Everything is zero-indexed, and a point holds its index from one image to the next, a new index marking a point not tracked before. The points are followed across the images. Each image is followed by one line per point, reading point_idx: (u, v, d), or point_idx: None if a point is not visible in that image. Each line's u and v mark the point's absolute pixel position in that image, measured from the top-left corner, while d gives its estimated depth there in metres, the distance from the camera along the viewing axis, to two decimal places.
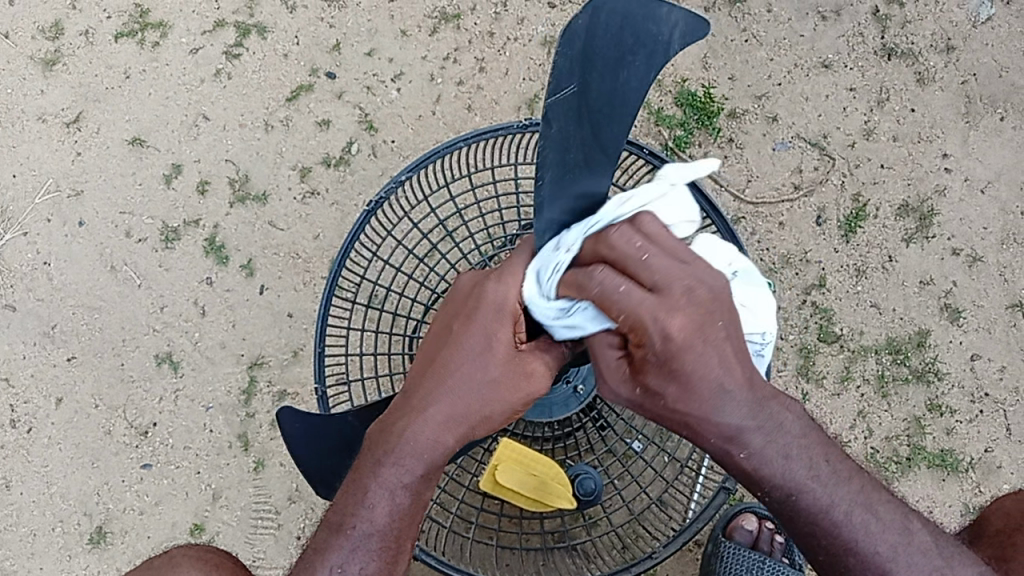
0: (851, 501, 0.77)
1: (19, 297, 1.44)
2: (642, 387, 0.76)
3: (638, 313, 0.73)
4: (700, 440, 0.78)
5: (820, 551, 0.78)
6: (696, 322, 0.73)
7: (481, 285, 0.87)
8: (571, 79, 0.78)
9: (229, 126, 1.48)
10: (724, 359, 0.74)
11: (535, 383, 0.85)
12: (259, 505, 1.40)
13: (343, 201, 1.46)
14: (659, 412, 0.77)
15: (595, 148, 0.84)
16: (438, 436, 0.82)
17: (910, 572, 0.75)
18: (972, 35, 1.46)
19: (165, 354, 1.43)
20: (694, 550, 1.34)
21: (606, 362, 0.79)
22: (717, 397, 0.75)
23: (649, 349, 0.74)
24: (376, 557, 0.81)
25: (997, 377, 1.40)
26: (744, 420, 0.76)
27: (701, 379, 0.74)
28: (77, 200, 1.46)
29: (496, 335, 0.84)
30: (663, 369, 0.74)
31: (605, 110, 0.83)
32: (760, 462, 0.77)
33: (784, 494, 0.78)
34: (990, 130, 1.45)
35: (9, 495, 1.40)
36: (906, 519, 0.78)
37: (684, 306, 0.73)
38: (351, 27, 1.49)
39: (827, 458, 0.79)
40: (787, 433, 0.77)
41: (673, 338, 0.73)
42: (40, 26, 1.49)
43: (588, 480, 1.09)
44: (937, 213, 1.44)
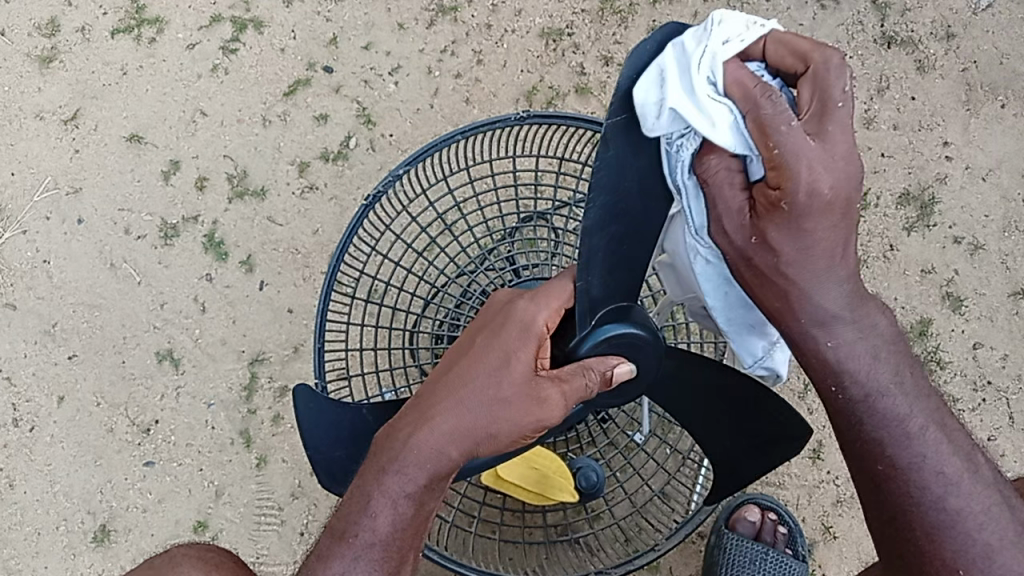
0: (928, 417, 0.78)
1: (20, 296, 1.44)
2: (759, 239, 0.75)
3: (796, 155, 0.70)
4: (790, 317, 0.77)
5: (879, 461, 0.77)
6: (843, 192, 0.72)
7: (510, 303, 0.84)
8: (629, 109, 0.77)
9: (227, 121, 1.47)
10: (847, 236, 0.74)
11: (548, 409, 0.80)
12: (262, 501, 1.39)
13: (341, 196, 1.46)
14: (767, 273, 0.76)
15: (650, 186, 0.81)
16: (446, 449, 0.78)
17: (971, 499, 0.75)
18: (973, 22, 1.46)
19: (166, 351, 1.43)
20: (697, 542, 1.34)
21: (726, 199, 0.77)
22: (826, 273, 0.75)
23: (790, 194, 0.71)
24: (377, 567, 0.78)
25: (999, 365, 1.40)
26: (843, 308, 0.76)
27: (817, 247, 0.73)
28: (76, 198, 1.46)
29: (514, 354, 0.81)
30: (792, 226, 0.73)
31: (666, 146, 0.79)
32: (846, 354, 0.77)
33: (862, 393, 0.77)
34: (991, 117, 1.45)
35: (13, 493, 1.40)
36: (974, 452, 0.78)
37: (843, 169, 0.71)
38: (348, 21, 1.49)
39: (914, 372, 0.79)
40: (879, 335, 0.78)
41: (818, 195, 0.71)
42: (37, 23, 1.49)
43: (592, 472, 1.08)
44: (938, 201, 1.43)
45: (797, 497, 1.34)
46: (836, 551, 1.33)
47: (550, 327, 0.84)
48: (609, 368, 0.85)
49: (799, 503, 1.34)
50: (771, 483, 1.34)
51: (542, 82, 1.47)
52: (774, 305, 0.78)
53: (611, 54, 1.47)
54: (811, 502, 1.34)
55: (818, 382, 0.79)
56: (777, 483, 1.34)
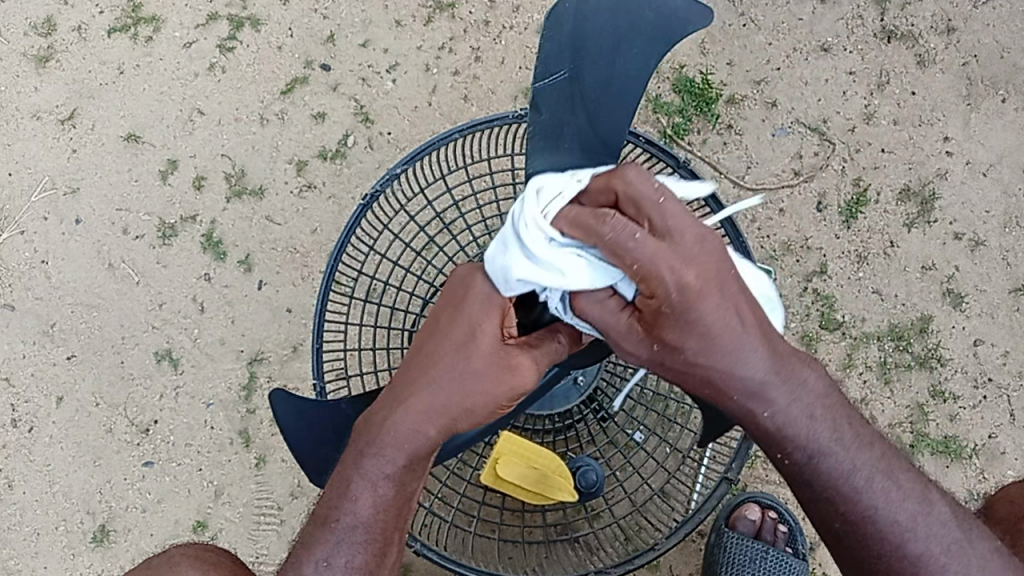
0: (872, 467, 0.76)
1: (18, 297, 1.44)
2: (661, 344, 0.73)
3: (653, 261, 0.70)
4: (725, 399, 0.75)
5: (837, 519, 0.77)
6: (712, 271, 0.71)
7: (470, 277, 0.85)
8: (562, 66, 0.85)
9: (224, 120, 1.47)
10: (743, 308, 0.72)
11: (518, 377, 0.83)
12: (261, 501, 1.39)
13: (339, 195, 1.45)
14: (681, 371, 0.74)
15: (594, 139, 0.87)
16: (421, 428, 0.80)
17: (930, 543, 0.75)
18: (973, 15, 1.45)
19: (165, 351, 1.43)
20: (697, 539, 1.34)
21: (612, 320, 0.78)
22: (738, 350, 0.72)
23: (664, 300, 0.71)
24: (361, 550, 0.79)
25: (1000, 362, 1.40)
26: (768, 373, 0.74)
27: (720, 328, 0.71)
28: (74, 197, 1.46)
29: (481, 327, 0.83)
30: (682, 323, 0.71)
31: (605, 98, 0.86)
32: (785, 420, 0.75)
33: (806, 457, 0.76)
34: (992, 112, 1.44)
35: (13, 494, 1.40)
36: (926, 490, 0.78)
37: (700, 255, 0.71)
38: (345, 18, 1.48)
39: (852, 423, 0.78)
40: (810, 392, 0.76)
41: (690, 287, 0.70)
42: (33, 22, 1.48)
43: (591, 472, 1.08)
44: (939, 197, 1.42)
45: (797, 496, 1.34)
46: None
47: (512, 296, 0.85)
48: (577, 328, 0.89)
49: (798, 501, 1.34)
50: (771, 481, 1.34)
51: None
52: (704, 392, 0.76)
53: None
54: None
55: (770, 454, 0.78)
56: (777, 481, 1.34)
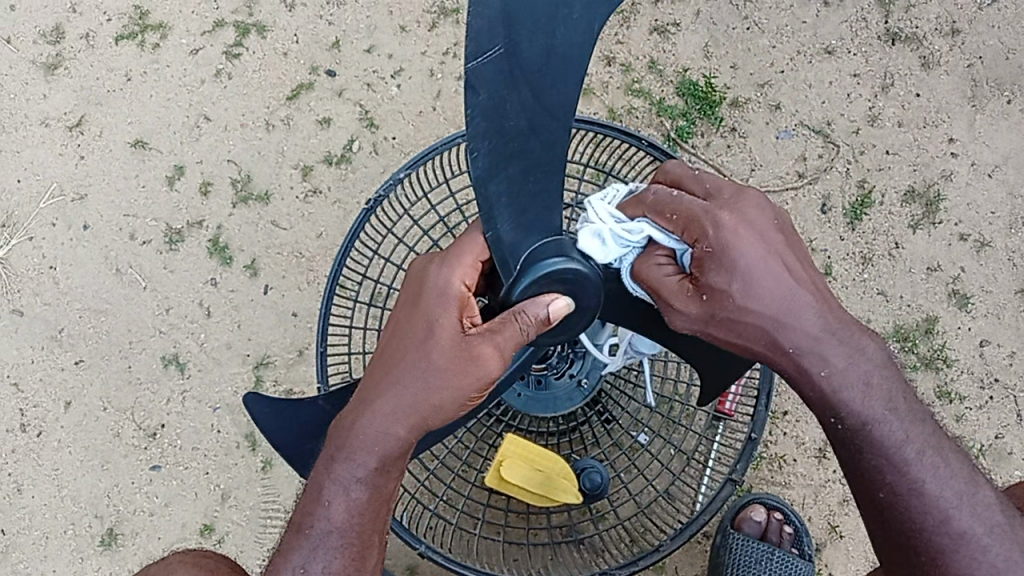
0: (922, 440, 0.77)
1: (26, 302, 1.45)
2: (708, 293, 0.78)
3: (694, 208, 0.80)
4: (777, 355, 0.78)
5: (881, 488, 0.78)
6: (750, 215, 0.79)
7: (424, 273, 0.84)
8: (496, 40, 0.72)
9: (230, 126, 1.48)
10: (785, 257, 0.79)
11: (482, 367, 0.80)
12: (267, 504, 1.40)
13: (345, 199, 1.46)
14: (730, 322, 0.78)
15: (538, 114, 0.76)
16: (389, 428, 0.80)
17: (974, 522, 0.76)
18: (978, 17, 1.45)
19: (172, 356, 1.43)
20: (703, 542, 1.34)
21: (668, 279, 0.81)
22: (783, 299, 0.77)
23: (705, 242, 0.78)
24: (338, 555, 0.81)
25: (1007, 363, 1.39)
26: (822, 330, 0.77)
27: (760, 274, 0.77)
28: (82, 203, 1.47)
29: (438, 321, 0.81)
30: (725, 263, 0.77)
31: (547, 72, 0.75)
32: (840, 381, 0.77)
33: (860, 423, 0.77)
34: (997, 113, 1.44)
35: (21, 498, 1.41)
36: (973, 473, 0.78)
37: (737, 203, 0.80)
38: (350, 24, 1.49)
39: (907, 397, 0.79)
40: (868, 359, 0.78)
41: (726, 225, 0.78)
42: (42, 30, 1.49)
43: (596, 474, 1.09)
44: (944, 199, 1.42)
45: (803, 498, 1.33)
46: (843, 551, 1.32)
47: (470, 287, 0.83)
48: (543, 307, 0.80)
49: (804, 503, 1.33)
50: (777, 483, 1.34)
51: None
52: (756, 349, 0.78)
53: (613, 53, 1.46)
54: (817, 502, 1.33)
55: (821, 418, 0.79)
56: (783, 483, 1.34)
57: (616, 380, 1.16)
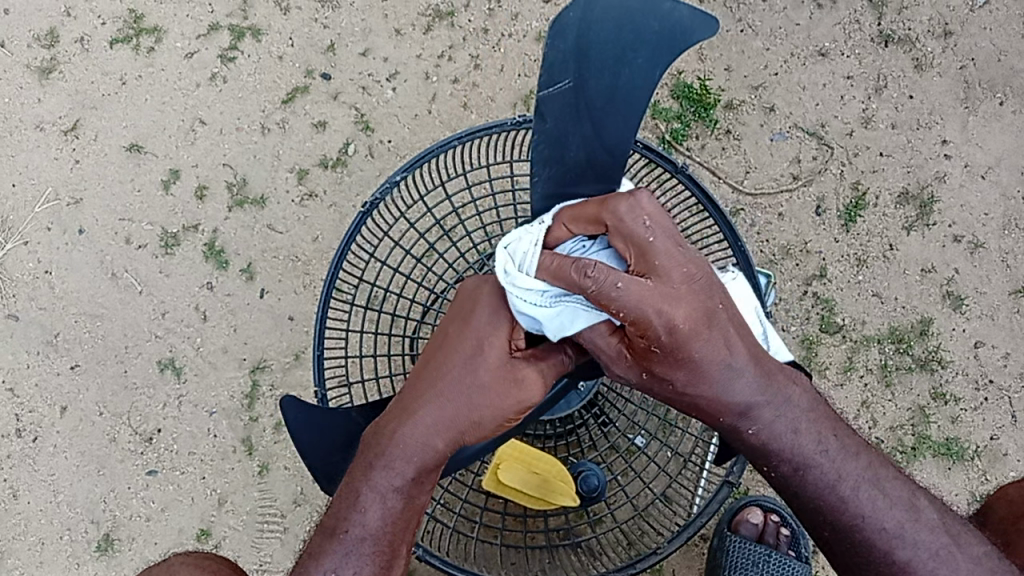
0: (858, 475, 0.78)
1: (21, 307, 1.44)
2: (648, 375, 0.77)
3: (640, 307, 0.71)
4: (709, 420, 0.79)
5: (825, 528, 0.79)
6: (700, 309, 0.73)
7: (476, 297, 0.90)
8: (566, 74, 0.83)
9: (226, 129, 1.48)
10: (728, 340, 0.75)
11: (524, 389, 0.86)
12: (265, 508, 1.40)
13: (340, 203, 1.46)
14: (668, 395, 0.78)
15: (598, 148, 0.86)
16: (431, 439, 0.82)
17: (917, 549, 0.76)
18: (970, 19, 1.45)
19: (168, 360, 1.43)
20: (700, 543, 1.34)
21: (604, 345, 0.80)
22: (721, 382, 0.76)
23: (653, 342, 0.73)
24: (369, 563, 0.76)
25: (1000, 364, 1.40)
26: (754, 395, 0.77)
27: (705, 363, 0.74)
28: (77, 208, 1.46)
29: (488, 341, 0.87)
30: (670, 361, 0.74)
31: (609, 108, 0.84)
32: (769, 437, 0.78)
33: (792, 469, 0.79)
34: (990, 115, 1.44)
35: (17, 504, 1.41)
36: (914, 497, 0.79)
37: (687, 295, 0.73)
38: (345, 27, 1.49)
39: (836, 432, 0.80)
40: (794, 407, 0.79)
41: (679, 331, 0.72)
42: (35, 34, 1.49)
43: (592, 477, 1.09)
44: (937, 200, 1.43)
45: None
46: None
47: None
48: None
49: None
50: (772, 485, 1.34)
51: None
52: (690, 413, 0.80)
53: None
54: None
55: (755, 466, 0.81)
56: None
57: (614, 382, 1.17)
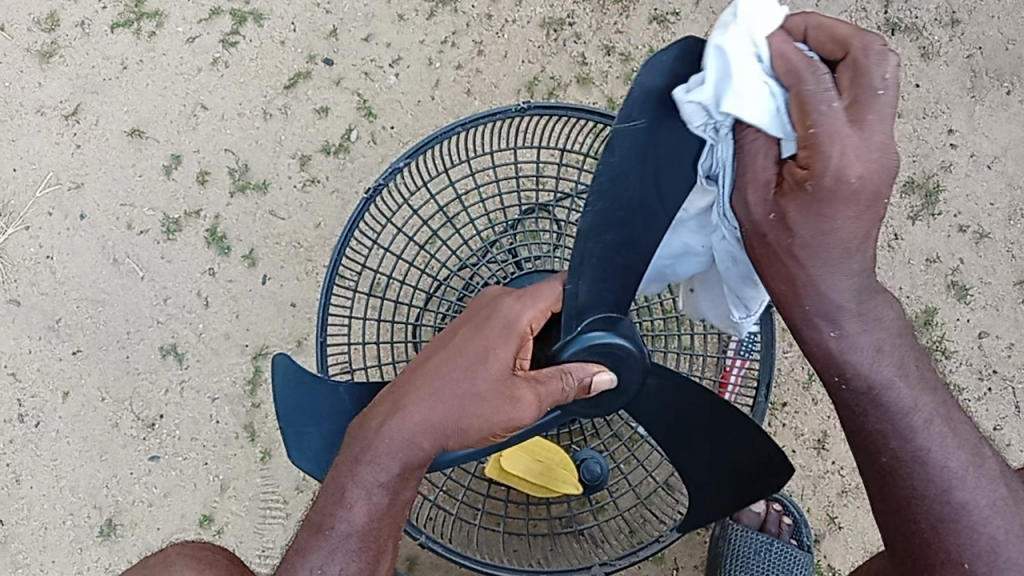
0: (933, 410, 0.74)
1: (22, 292, 1.44)
2: (780, 216, 0.70)
3: (829, 137, 0.66)
4: (794, 302, 0.73)
5: (884, 453, 0.74)
6: (876, 178, 0.67)
7: (494, 302, 0.83)
8: (644, 113, 0.72)
9: (227, 115, 1.47)
10: (875, 225, 0.70)
11: (519, 407, 0.79)
12: (267, 494, 1.40)
13: (343, 189, 1.45)
14: (772, 257, 0.72)
15: (652, 192, 0.76)
16: (418, 441, 0.79)
17: (977, 494, 0.73)
18: (978, 8, 1.44)
19: (170, 346, 1.43)
20: (702, 532, 1.34)
21: (758, 167, 0.72)
22: (841, 262, 0.70)
23: (815, 178, 0.67)
24: (355, 559, 0.79)
25: (1004, 354, 1.39)
26: (857, 294, 0.72)
27: (832, 235, 0.69)
28: (78, 193, 1.46)
29: (493, 351, 0.80)
30: (812, 207, 0.68)
31: (671, 155, 0.76)
32: (851, 344, 0.73)
33: (865, 386, 0.74)
34: (997, 104, 1.44)
35: (20, 489, 1.41)
36: (979, 446, 0.75)
37: (877, 155, 0.67)
38: (348, 12, 1.48)
39: (920, 366, 0.76)
40: (886, 328, 0.74)
41: (847, 181, 0.66)
42: (36, 18, 1.48)
43: (595, 465, 1.08)
44: (943, 189, 1.42)
45: (801, 489, 1.34)
46: (841, 541, 1.33)
47: (535, 328, 0.82)
48: (589, 375, 0.81)
49: (803, 494, 1.34)
50: None
51: (543, 73, 1.46)
52: (776, 289, 0.74)
53: (612, 43, 1.46)
54: (816, 492, 1.34)
55: (824, 374, 0.75)
56: None
57: None
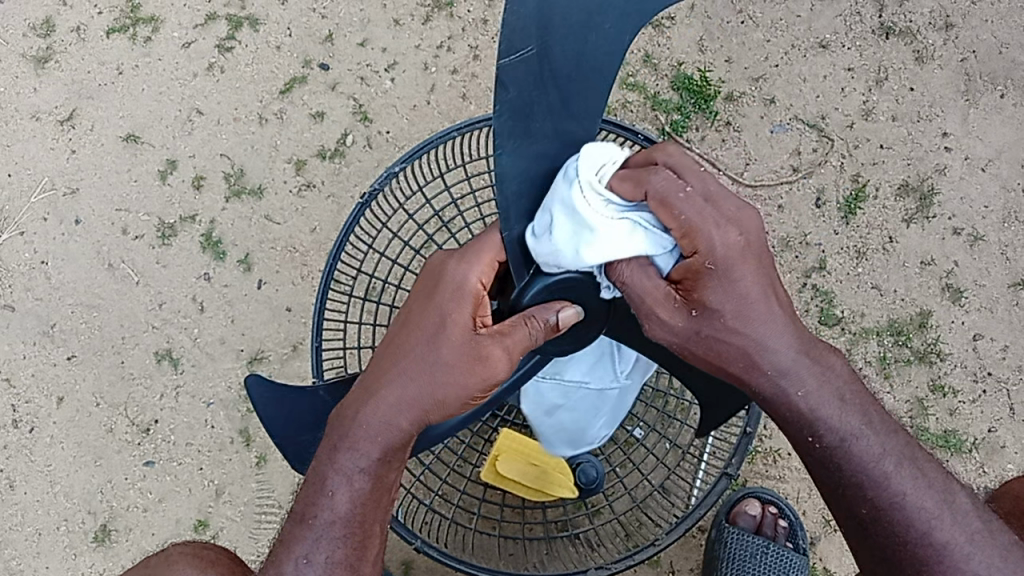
0: (899, 453, 0.77)
1: (18, 297, 1.44)
2: (699, 306, 0.76)
3: (698, 216, 0.75)
4: (753, 374, 0.77)
5: (863, 504, 0.76)
6: (755, 237, 0.76)
7: (441, 268, 0.85)
8: (529, 40, 0.77)
9: (223, 120, 1.47)
10: (773, 281, 0.77)
11: (489, 367, 0.81)
12: (262, 499, 1.39)
13: (339, 193, 1.45)
14: (714, 341, 0.76)
15: (565, 118, 0.82)
16: (391, 418, 0.81)
17: (956, 530, 0.74)
18: (971, 11, 1.45)
19: (165, 351, 1.43)
20: (698, 535, 1.34)
21: (647, 286, 0.78)
22: (769, 325, 0.76)
23: (706, 254, 0.74)
24: (341, 546, 0.79)
25: (999, 356, 1.40)
26: (796, 355, 0.77)
27: (747, 296, 0.75)
28: (73, 198, 1.46)
29: (451, 316, 0.82)
30: (721, 281, 0.75)
31: (575, 77, 0.80)
32: (817, 400, 0.77)
33: (838, 440, 0.77)
34: (991, 107, 1.44)
35: (14, 495, 1.40)
36: (949, 480, 0.77)
37: (744, 216, 0.76)
38: (343, 17, 1.48)
39: (880, 412, 0.79)
40: (839, 376, 0.78)
41: (733, 245, 0.75)
42: (31, 23, 1.48)
43: (591, 468, 1.08)
44: (937, 193, 1.42)
45: (797, 492, 1.34)
46: (837, 545, 1.33)
47: (486, 285, 0.84)
48: (553, 313, 0.83)
49: (799, 497, 1.34)
50: (772, 477, 1.34)
51: None
52: (732, 368, 0.77)
53: None
54: (811, 495, 1.34)
55: (798, 440, 0.78)
56: (777, 477, 1.34)
57: None
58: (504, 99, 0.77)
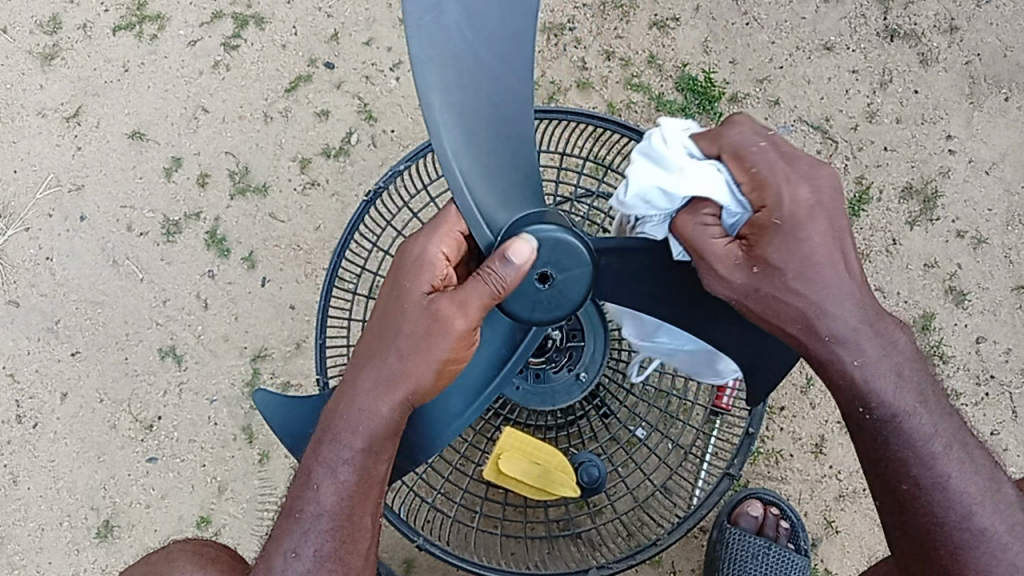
0: (951, 435, 0.79)
1: (22, 293, 1.44)
2: (762, 265, 0.77)
3: (774, 172, 0.77)
4: (811, 338, 0.78)
5: (905, 481, 0.79)
6: (827, 199, 0.77)
7: (406, 248, 0.85)
8: (433, 21, 0.76)
9: (228, 118, 1.47)
10: (844, 246, 0.78)
11: (450, 327, 0.78)
12: (265, 496, 1.40)
13: (343, 192, 1.46)
14: (775, 301, 0.77)
15: (493, 88, 0.80)
16: (371, 404, 0.80)
17: (998, 519, 0.78)
18: (976, 15, 1.45)
19: (169, 348, 1.43)
20: (699, 536, 1.34)
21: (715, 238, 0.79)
22: (834, 289, 0.76)
23: (774, 209, 0.76)
24: (329, 538, 0.82)
25: (1002, 360, 1.40)
26: (859, 322, 0.77)
27: (814, 258, 0.76)
28: (79, 194, 1.46)
29: (416, 292, 0.81)
30: (786, 239, 0.76)
31: (493, 46, 0.79)
32: (871, 371, 0.78)
33: (890, 414, 0.78)
34: (995, 110, 1.44)
35: (17, 490, 1.41)
36: (996, 471, 0.80)
37: (815, 175, 0.77)
38: (349, 16, 1.48)
39: (935, 392, 0.80)
40: (900, 352, 0.79)
41: (801, 204, 0.76)
42: (38, 20, 1.49)
43: (593, 468, 1.09)
44: (941, 195, 1.42)
45: (799, 493, 1.34)
46: (838, 546, 1.33)
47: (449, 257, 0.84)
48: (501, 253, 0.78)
49: (800, 498, 1.34)
50: (774, 478, 1.34)
51: (544, 77, 1.47)
52: (790, 330, 0.78)
53: (612, 48, 1.46)
54: (813, 496, 1.34)
55: (847, 407, 0.80)
56: (779, 478, 1.34)
57: (616, 375, 1.17)
58: (419, 90, 0.78)
